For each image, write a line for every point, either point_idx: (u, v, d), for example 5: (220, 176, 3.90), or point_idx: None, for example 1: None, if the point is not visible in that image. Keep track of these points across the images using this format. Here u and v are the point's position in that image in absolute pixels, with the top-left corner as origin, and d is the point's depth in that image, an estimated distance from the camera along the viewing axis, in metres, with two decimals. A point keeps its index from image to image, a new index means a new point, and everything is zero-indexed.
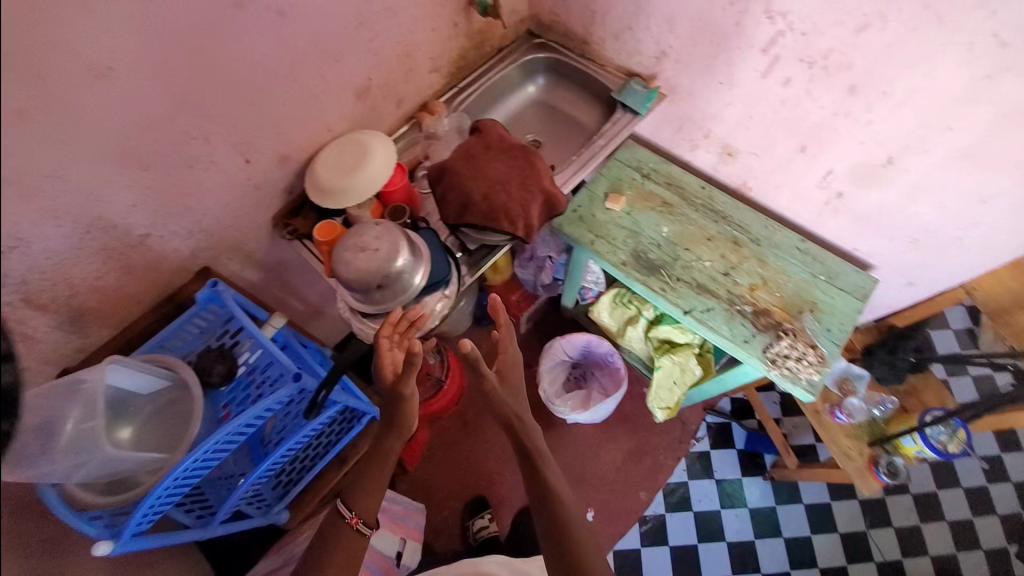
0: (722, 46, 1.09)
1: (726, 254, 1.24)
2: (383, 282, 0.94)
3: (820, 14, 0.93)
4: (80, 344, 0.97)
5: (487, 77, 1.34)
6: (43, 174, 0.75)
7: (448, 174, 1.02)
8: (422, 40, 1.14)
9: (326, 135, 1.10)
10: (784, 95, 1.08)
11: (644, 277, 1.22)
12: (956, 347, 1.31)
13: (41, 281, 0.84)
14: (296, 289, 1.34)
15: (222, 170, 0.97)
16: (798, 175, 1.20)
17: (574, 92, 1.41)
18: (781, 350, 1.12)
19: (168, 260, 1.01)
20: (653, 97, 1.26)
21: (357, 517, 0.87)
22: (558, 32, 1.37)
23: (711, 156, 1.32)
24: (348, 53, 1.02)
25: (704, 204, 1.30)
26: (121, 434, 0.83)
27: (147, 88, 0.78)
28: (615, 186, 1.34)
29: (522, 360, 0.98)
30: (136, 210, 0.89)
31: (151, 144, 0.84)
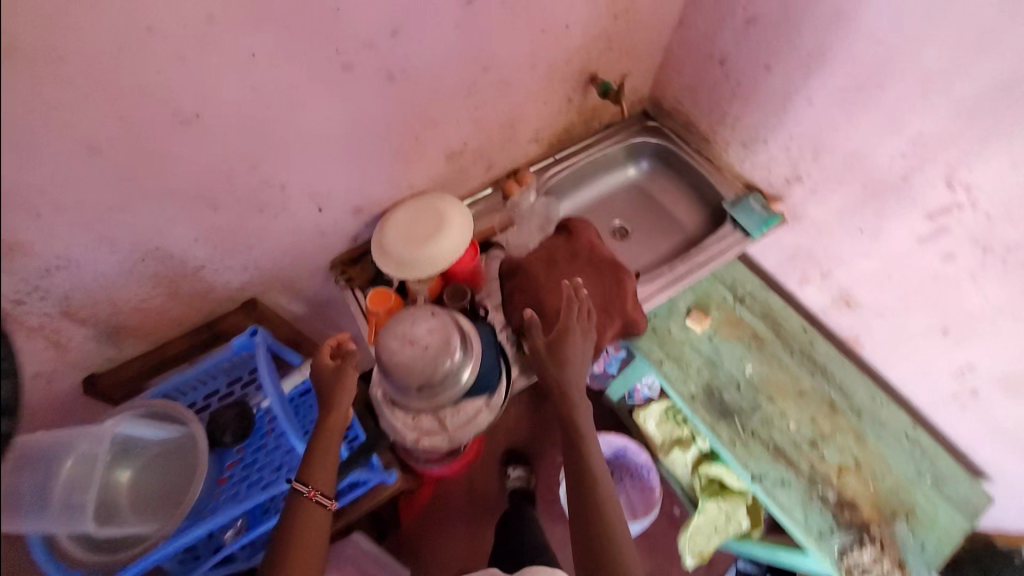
0: (875, 195, 0.92)
1: (818, 418, 1.06)
2: (427, 385, 0.83)
3: (1018, 202, 0.75)
4: (113, 355, 0.94)
5: (588, 154, 1.22)
6: (107, 206, 0.70)
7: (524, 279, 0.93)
8: (530, 111, 1.04)
9: (405, 192, 1.02)
10: (940, 270, 0.90)
11: (714, 421, 1.05)
12: None
13: (85, 298, 0.81)
14: (338, 327, 1.27)
15: (291, 216, 0.91)
16: (927, 356, 1.00)
17: (681, 186, 1.26)
18: (860, 561, 0.95)
19: (217, 290, 0.96)
20: (771, 222, 1.09)
21: (314, 490, 0.77)
22: (677, 121, 1.23)
23: (822, 298, 1.13)
24: (449, 118, 0.93)
25: (802, 350, 1.12)
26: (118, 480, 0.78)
27: (232, 137, 0.73)
28: (701, 302, 1.17)
29: (579, 332, 0.83)
30: (196, 244, 0.84)
31: (224, 188, 0.78)
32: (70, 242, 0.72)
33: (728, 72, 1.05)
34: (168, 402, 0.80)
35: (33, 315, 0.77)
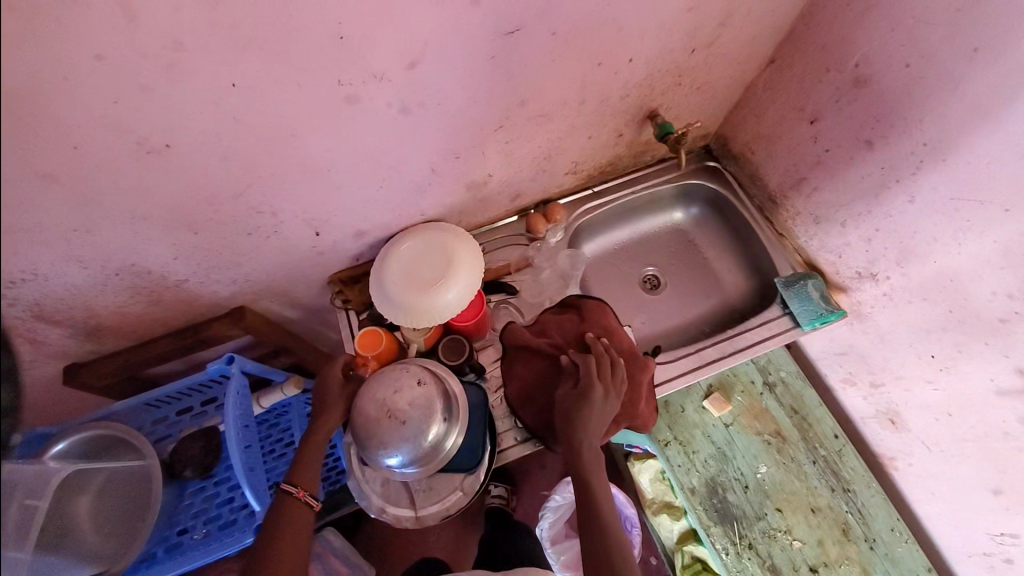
0: (963, 329, 0.76)
1: (826, 542, 0.96)
2: (403, 461, 0.75)
3: None
4: (94, 347, 0.90)
5: (632, 193, 1.07)
6: (70, 228, 0.63)
7: (527, 362, 0.86)
8: (572, 145, 0.89)
9: (417, 219, 0.91)
10: (1016, 432, 0.75)
11: (708, 522, 0.98)
12: None
13: (58, 303, 0.75)
14: (335, 329, 1.20)
15: (285, 238, 0.81)
16: (971, 509, 0.87)
17: (731, 243, 1.10)
18: None
19: (204, 298, 0.89)
20: (828, 319, 0.92)
21: (303, 491, 0.77)
22: (743, 168, 1.04)
23: (865, 407, 0.99)
24: (473, 152, 0.79)
25: (827, 459, 1.00)
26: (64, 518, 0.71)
27: (211, 166, 0.62)
28: (724, 382, 1.05)
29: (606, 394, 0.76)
30: (176, 261, 0.76)
31: (205, 213, 0.69)
32: (33, 259, 0.65)
33: (816, 134, 0.85)
34: (124, 428, 0.77)
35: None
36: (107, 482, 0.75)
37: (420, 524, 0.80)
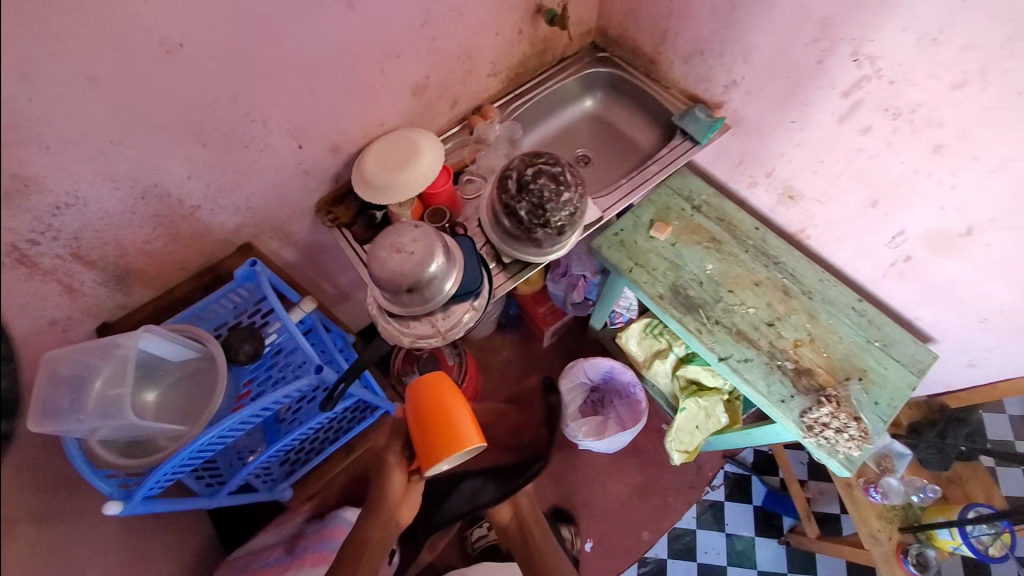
0: (800, 85, 1.04)
1: (774, 303, 1.16)
2: (418, 286, 0.90)
3: (914, 64, 0.86)
4: (123, 301, 0.98)
5: (546, 88, 1.33)
6: (107, 140, 0.77)
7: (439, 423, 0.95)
8: (485, 43, 1.14)
9: (379, 129, 1.10)
10: (862, 144, 1.00)
11: (681, 315, 1.16)
12: (1011, 437, 1.08)
13: (94, 239, 0.86)
14: (329, 273, 1.32)
15: (275, 153, 0.97)
16: (864, 231, 1.11)
17: (633, 111, 1.38)
18: (820, 418, 1.01)
19: (213, 233, 1.01)
20: (716, 127, 1.20)
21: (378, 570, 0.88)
22: (625, 48, 1.34)
23: (770, 197, 1.24)
24: (410, 50, 1.02)
25: (755, 245, 1.23)
26: (146, 398, 0.85)
27: (213, 67, 0.80)
28: (662, 214, 1.28)
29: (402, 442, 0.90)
30: (191, 181, 0.90)
31: (211, 121, 0.85)
32: (77, 179, 0.78)
33: None
34: (192, 329, 0.90)
35: (46, 256, 0.82)
36: (175, 378, 0.88)
37: (443, 341, 0.97)
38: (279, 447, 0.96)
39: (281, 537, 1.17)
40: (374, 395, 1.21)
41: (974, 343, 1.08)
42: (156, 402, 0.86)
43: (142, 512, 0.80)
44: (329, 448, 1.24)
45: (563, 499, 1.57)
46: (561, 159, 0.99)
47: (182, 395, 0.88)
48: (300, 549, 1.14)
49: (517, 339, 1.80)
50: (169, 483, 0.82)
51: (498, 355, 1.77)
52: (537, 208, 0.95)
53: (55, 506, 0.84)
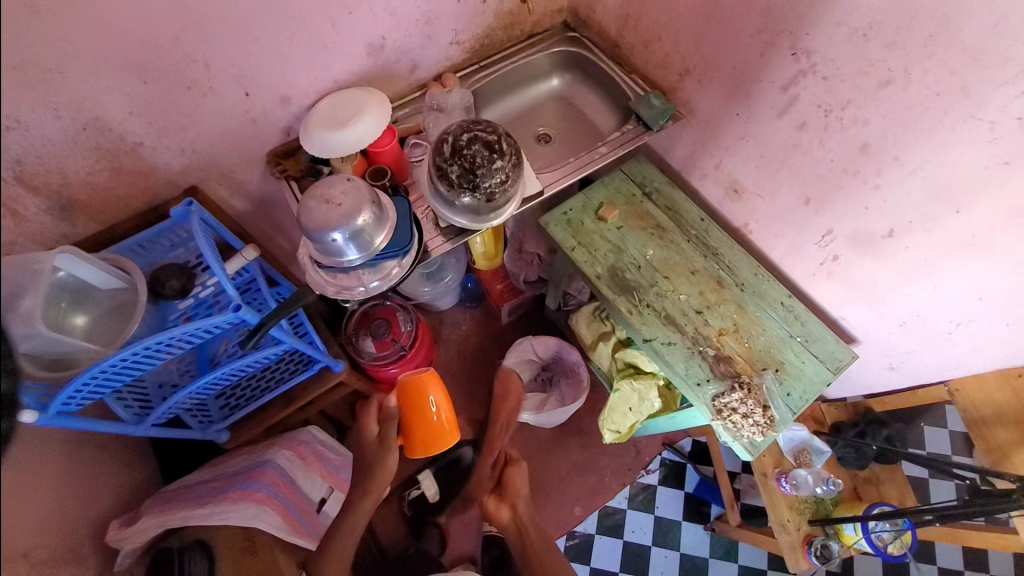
0: (746, 77, 1.04)
1: (706, 292, 1.18)
2: (345, 237, 0.93)
3: (845, 60, 0.87)
4: (66, 231, 1.01)
5: (510, 62, 1.34)
6: (46, 67, 0.80)
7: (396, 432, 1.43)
8: (445, 9, 1.15)
9: (331, 86, 1.12)
10: (797, 139, 1.02)
11: (614, 295, 1.18)
12: (947, 450, 1.10)
13: (36, 164, 0.88)
14: (283, 228, 1.35)
15: (220, 98, 1.00)
16: (799, 229, 1.12)
17: (596, 93, 1.39)
18: (730, 403, 1.06)
19: (159, 173, 1.04)
20: (669, 113, 1.22)
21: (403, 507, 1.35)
22: (593, 30, 1.35)
23: (718, 189, 1.26)
24: (363, 8, 1.03)
25: (697, 236, 1.25)
26: (75, 321, 0.86)
27: (154, 5, 0.82)
28: (612, 198, 1.30)
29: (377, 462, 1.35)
30: (133, 118, 0.93)
31: (154, 59, 0.88)
32: (16, 102, 0.81)
33: None
34: (120, 261, 0.93)
35: None
36: (104, 305, 0.91)
37: (368, 294, 1.01)
38: (205, 380, 1.02)
39: (214, 473, 1.24)
40: (314, 348, 1.26)
41: (894, 346, 1.12)
42: (85, 326, 0.88)
43: (58, 424, 0.85)
44: (268, 393, 1.32)
45: None
46: (499, 128, 1.01)
47: (109, 321, 0.91)
48: (223, 484, 1.17)
49: (475, 313, 1.84)
50: (88, 399, 0.88)
51: (456, 327, 1.81)
52: (467, 173, 0.99)
53: None
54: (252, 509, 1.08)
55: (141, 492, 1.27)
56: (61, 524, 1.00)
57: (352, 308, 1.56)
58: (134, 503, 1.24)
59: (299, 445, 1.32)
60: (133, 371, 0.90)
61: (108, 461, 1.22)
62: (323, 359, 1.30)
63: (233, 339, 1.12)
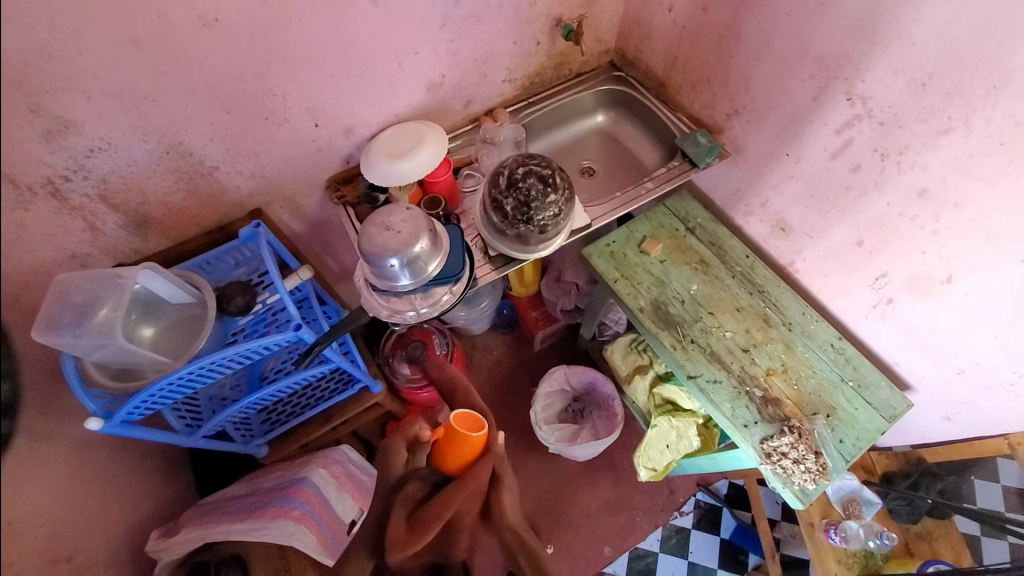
0: (798, 118, 1.06)
1: (752, 329, 1.17)
2: (401, 263, 0.95)
3: (902, 107, 0.88)
4: (139, 246, 1.06)
5: (559, 99, 1.39)
6: (142, 97, 0.86)
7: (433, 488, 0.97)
8: (502, 50, 1.21)
9: (392, 119, 1.18)
10: (850, 182, 1.02)
11: (658, 329, 1.18)
12: (1001, 508, 1.03)
13: (119, 183, 0.95)
14: (334, 250, 1.40)
15: (292, 128, 1.06)
16: (850, 269, 1.11)
17: (640, 130, 1.42)
18: (780, 447, 1.04)
19: (228, 195, 1.10)
20: (715, 152, 1.24)
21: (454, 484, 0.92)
22: (640, 70, 1.40)
23: (764, 227, 1.26)
24: (428, 48, 1.09)
25: (742, 272, 1.24)
26: (144, 331, 0.92)
27: (243, 42, 0.89)
28: (655, 232, 1.31)
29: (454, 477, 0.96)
30: (213, 144, 0.99)
31: (238, 91, 0.94)
32: (111, 127, 0.87)
33: (675, 17, 1.21)
34: (195, 277, 0.99)
35: (76, 193, 0.91)
36: (173, 318, 0.95)
37: (418, 318, 1.03)
38: (257, 397, 1.04)
39: (251, 488, 1.25)
40: (356, 368, 1.29)
41: (950, 395, 1.08)
42: (153, 337, 0.92)
43: (120, 434, 0.88)
44: (309, 411, 1.35)
45: (531, 504, 1.59)
46: (553, 162, 1.05)
47: (176, 333, 0.95)
48: (261, 500, 1.17)
49: (510, 340, 1.84)
50: (150, 410, 0.91)
51: (489, 353, 1.82)
52: (522, 205, 1.02)
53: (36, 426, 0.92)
54: (289, 528, 1.08)
55: (179, 504, 1.29)
56: (98, 531, 1.03)
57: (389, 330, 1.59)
58: (173, 515, 1.26)
59: (333, 465, 1.32)
60: (194, 385, 0.93)
61: (153, 470, 1.25)
62: (364, 380, 1.32)
63: (283, 356, 1.15)
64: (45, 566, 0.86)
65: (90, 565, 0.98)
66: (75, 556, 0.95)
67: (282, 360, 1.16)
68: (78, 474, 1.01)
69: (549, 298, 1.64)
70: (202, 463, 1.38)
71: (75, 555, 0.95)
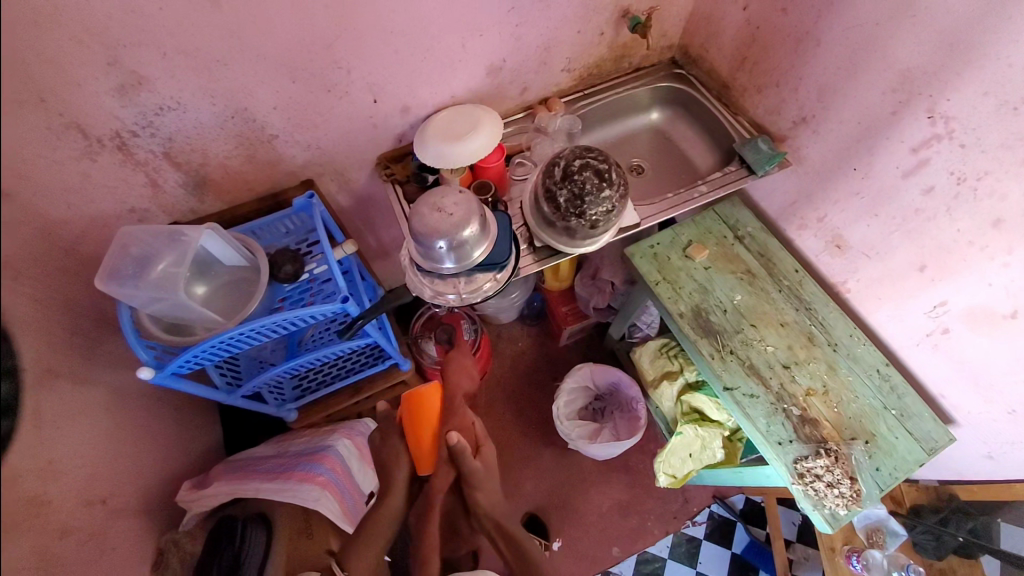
0: (870, 133, 1.02)
1: (795, 346, 1.15)
2: (449, 246, 0.95)
3: (988, 130, 0.83)
4: (195, 206, 1.09)
5: (615, 93, 1.37)
6: (213, 59, 0.87)
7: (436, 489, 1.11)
8: (565, 39, 1.19)
9: (448, 100, 1.18)
10: (920, 204, 0.98)
11: (697, 337, 1.16)
12: None
13: (184, 143, 0.97)
14: (376, 226, 1.41)
15: (352, 102, 1.06)
16: (906, 294, 1.07)
17: (696, 131, 1.39)
18: (814, 468, 1.02)
19: (284, 163, 1.11)
20: (776, 160, 1.20)
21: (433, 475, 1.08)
22: (702, 69, 1.36)
23: (817, 242, 1.23)
24: (493, 31, 1.08)
25: (790, 287, 1.21)
26: (197, 289, 0.94)
27: (315, 12, 0.89)
28: (702, 237, 1.28)
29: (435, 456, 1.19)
30: (275, 112, 1.00)
31: (304, 61, 0.94)
32: (182, 87, 0.89)
33: (748, 17, 1.17)
34: (249, 241, 1.01)
35: (142, 149, 0.93)
36: (225, 279, 0.98)
37: (459, 302, 1.04)
38: (296, 363, 1.07)
39: (278, 450, 1.28)
40: (389, 344, 1.30)
41: (996, 434, 1.03)
42: (205, 295, 0.95)
43: (169, 385, 0.91)
44: (338, 382, 1.38)
45: (543, 497, 1.60)
46: (610, 158, 1.04)
47: (227, 294, 0.97)
48: (289, 462, 1.20)
49: (537, 332, 1.84)
50: (197, 365, 0.94)
51: (515, 343, 1.82)
52: (575, 199, 1.02)
53: (86, 370, 0.96)
54: (314, 493, 1.11)
55: (208, 458, 1.33)
56: (136, 475, 1.07)
57: (421, 311, 1.61)
58: (202, 468, 1.30)
59: (357, 437, 1.34)
60: (239, 346, 0.96)
61: (188, 423, 1.29)
62: (395, 358, 1.33)
63: (322, 327, 1.18)
64: (72, 507, 0.89)
65: (123, 508, 1.02)
66: (110, 499, 0.99)
67: (320, 330, 1.18)
68: (120, 420, 1.04)
69: (583, 294, 1.62)
70: (232, 420, 1.42)
71: (111, 497, 0.99)
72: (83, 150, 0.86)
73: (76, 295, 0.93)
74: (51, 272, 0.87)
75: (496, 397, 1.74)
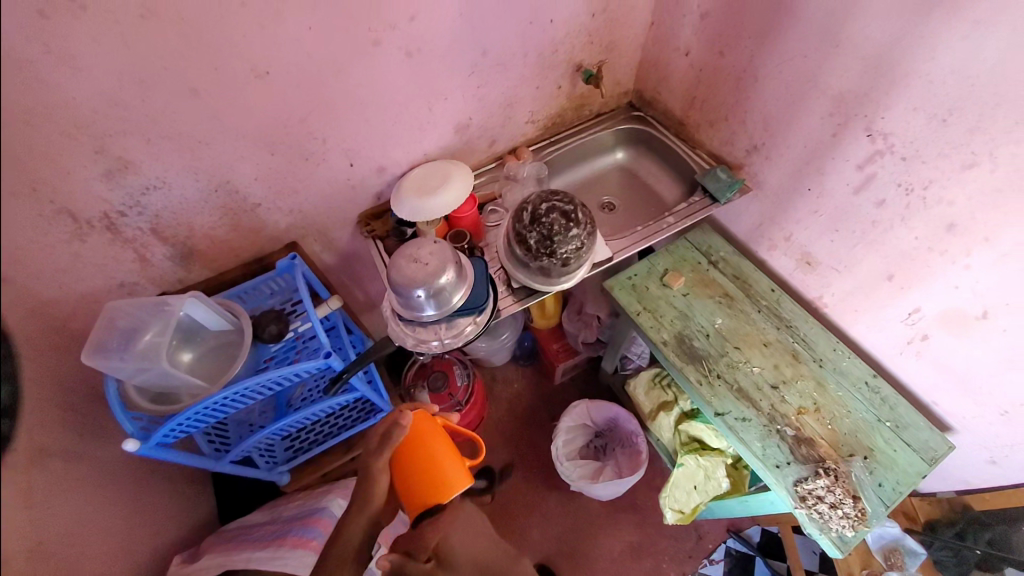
0: (818, 155, 1.07)
1: (781, 365, 1.15)
2: (428, 294, 0.98)
3: (924, 143, 0.88)
4: (183, 276, 1.13)
5: (579, 138, 1.44)
6: (195, 139, 0.94)
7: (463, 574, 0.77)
8: (525, 94, 1.28)
9: (421, 157, 1.25)
10: (876, 217, 1.01)
11: (683, 363, 1.17)
12: None
13: (171, 219, 1.02)
14: (361, 281, 1.45)
15: (329, 167, 1.13)
16: (880, 304, 1.09)
17: (659, 166, 1.46)
18: (815, 490, 1.00)
19: (268, 229, 1.17)
20: (736, 186, 1.26)
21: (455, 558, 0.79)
22: (658, 109, 1.45)
23: (789, 261, 1.26)
24: (456, 93, 1.16)
25: (768, 307, 1.23)
26: (183, 357, 0.96)
27: (288, 90, 0.96)
28: (678, 265, 1.31)
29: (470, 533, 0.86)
30: (256, 182, 1.06)
31: (280, 133, 1.01)
32: (167, 167, 0.95)
33: (692, 61, 1.27)
34: (232, 305, 1.04)
35: (130, 227, 0.98)
36: (210, 344, 1.00)
37: (442, 347, 1.05)
38: (284, 422, 1.07)
39: (272, 516, 1.25)
40: (379, 397, 1.30)
41: (992, 437, 1.02)
42: (191, 362, 0.97)
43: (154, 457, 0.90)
44: (331, 440, 1.36)
45: (551, 545, 1.53)
46: (575, 199, 1.10)
47: (213, 358, 0.99)
48: (283, 528, 1.17)
49: (531, 372, 1.84)
50: (184, 433, 0.94)
51: (510, 385, 1.81)
52: (546, 239, 1.06)
53: (74, 447, 0.95)
54: (308, 559, 1.07)
55: (201, 531, 1.30)
56: (126, 553, 1.04)
57: (411, 360, 1.61)
58: (194, 542, 1.26)
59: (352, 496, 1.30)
60: (225, 411, 0.96)
61: (180, 495, 1.26)
62: (386, 411, 1.33)
63: (310, 384, 1.19)
64: None
65: None
66: None
67: (309, 388, 1.19)
68: (108, 496, 1.03)
69: (571, 329, 1.64)
70: (224, 488, 1.39)
71: None
72: (71, 233, 0.91)
73: (66, 371, 0.95)
74: (42, 350, 0.90)
75: (495, 442, 1.71)
